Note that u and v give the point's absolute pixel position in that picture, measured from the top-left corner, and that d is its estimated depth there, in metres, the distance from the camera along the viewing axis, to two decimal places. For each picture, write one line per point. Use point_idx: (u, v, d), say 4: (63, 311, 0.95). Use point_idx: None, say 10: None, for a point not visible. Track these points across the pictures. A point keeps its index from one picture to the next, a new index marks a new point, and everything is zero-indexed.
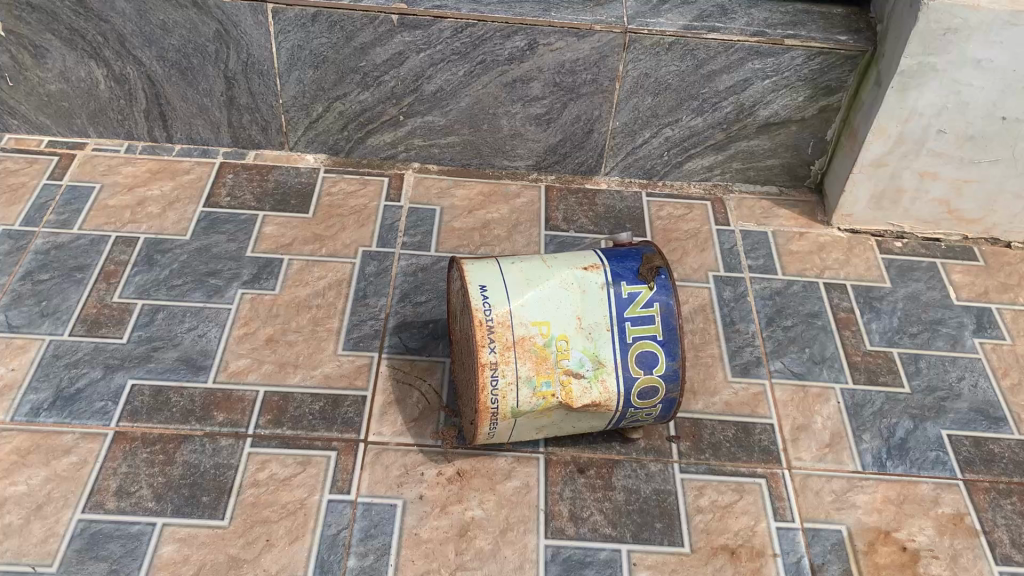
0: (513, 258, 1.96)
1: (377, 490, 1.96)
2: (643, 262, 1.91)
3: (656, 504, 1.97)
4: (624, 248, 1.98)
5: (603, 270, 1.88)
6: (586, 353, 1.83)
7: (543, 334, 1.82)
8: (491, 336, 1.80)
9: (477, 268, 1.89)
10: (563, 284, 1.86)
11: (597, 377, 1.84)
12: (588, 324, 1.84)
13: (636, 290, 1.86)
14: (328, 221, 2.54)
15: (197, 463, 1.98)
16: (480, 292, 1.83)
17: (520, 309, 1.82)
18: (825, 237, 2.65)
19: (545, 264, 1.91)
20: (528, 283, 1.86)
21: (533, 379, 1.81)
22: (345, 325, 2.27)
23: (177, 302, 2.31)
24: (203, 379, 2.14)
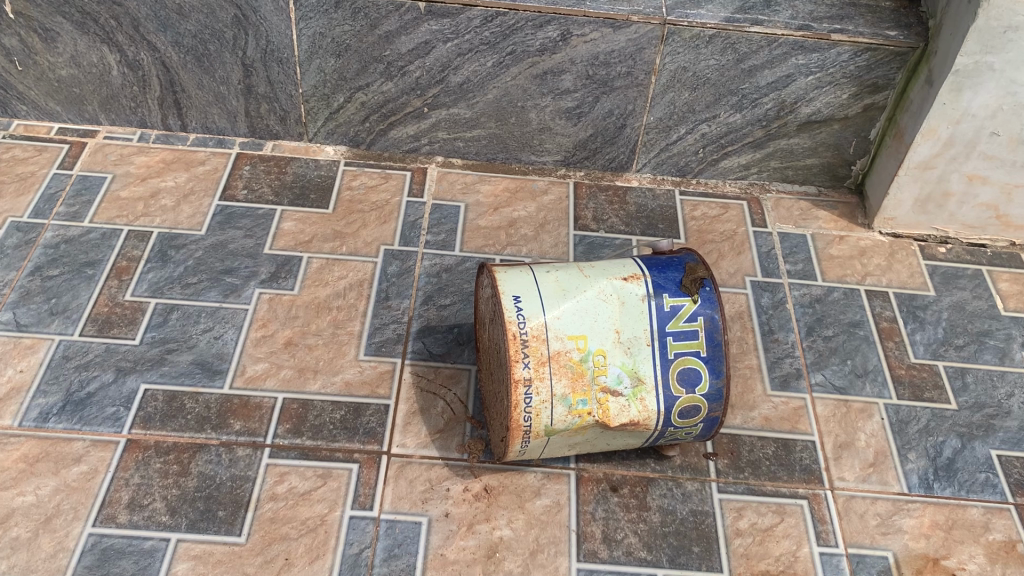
0: (547, 266, 1.86)
1: (401, 507, 1.87)
2: (686, 272, 1.80)
3: (693, 526, 1.89)
4: (664, 256, 1.87)
5: (643, 280, 1.78)
6: (625, 370, 1.73)
7: (579, 348, 1.72)
8: (525, 350, 1.69)
9: (509, 277, 1.78)
10: (602, 295, 1.76)
11: (635, 395, 1.74)
12: (627, 339, 1.74)
13: (680, 303, 1.76)
14: (349, 217, 2.44)
15: (213, 475, 1.89)
16: (514, 303, 1.73)
17: (555, 322, 1.72)
18: (866, 242, 2.54)
19: (582, 273, 1.80)
20: (563, 294, 1.76)
21: (568, 396, 1.71)
22: (367, 329, 2.18)
23: (192, 301, 2.21)
24: (219, 384, 2.05)
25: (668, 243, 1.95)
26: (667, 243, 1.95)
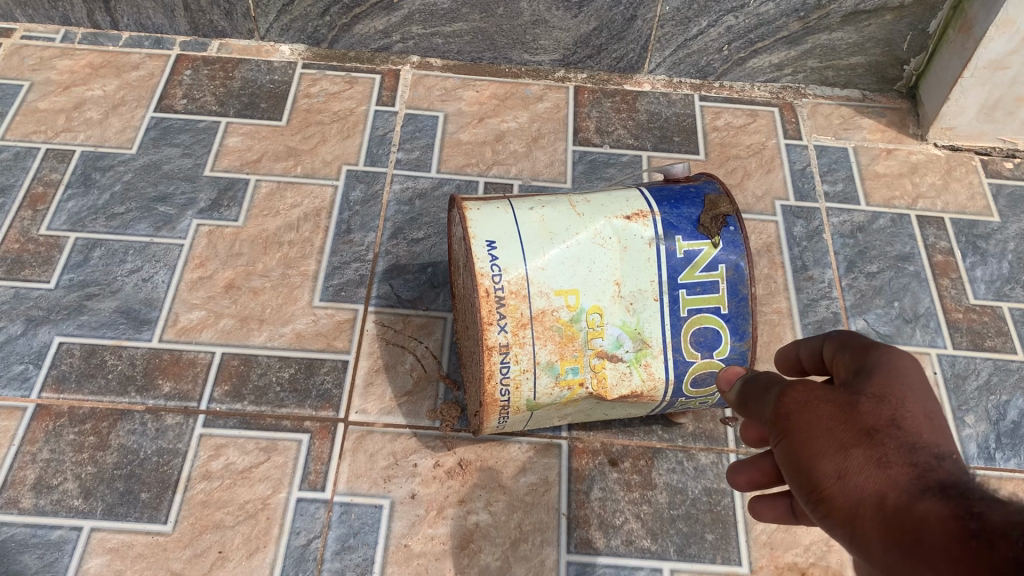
0: (530, 198, 1.48)
1: (358, 487, 1.57)
2: (705, 209, 1.43)
3: (707, 509, 1.58)
4: (677, 187, 1.50)
5: (651, 219, 1.41)
6: (625, 331, 1.39)
7: (569, 306, 1.37)
8: (501, 311, 1.34)
9: (482, 215, 1.41)
10: (598, 238, 1.40)
11: (639, 361, 1.40)
12: (629, 293, 1.39)
13: (696, 247, 1.40)
14: (306, 131, 2.07)
15: (136, 448, 1.59)
16: (487, 250, 1.36)
17: (539, 274, 1.36)
18: (918, 156, 2.15)
19: (574, 210, 1.43)
20: (550, 237, 1.39)
21: (555, 365, 1.38)
22: (324, 268, 1.84)
23: (117, 236, 1.88)
24: (146, 338, 1.73)
25: (686, 168, 1.57)
26: (683, 168, 1.58)
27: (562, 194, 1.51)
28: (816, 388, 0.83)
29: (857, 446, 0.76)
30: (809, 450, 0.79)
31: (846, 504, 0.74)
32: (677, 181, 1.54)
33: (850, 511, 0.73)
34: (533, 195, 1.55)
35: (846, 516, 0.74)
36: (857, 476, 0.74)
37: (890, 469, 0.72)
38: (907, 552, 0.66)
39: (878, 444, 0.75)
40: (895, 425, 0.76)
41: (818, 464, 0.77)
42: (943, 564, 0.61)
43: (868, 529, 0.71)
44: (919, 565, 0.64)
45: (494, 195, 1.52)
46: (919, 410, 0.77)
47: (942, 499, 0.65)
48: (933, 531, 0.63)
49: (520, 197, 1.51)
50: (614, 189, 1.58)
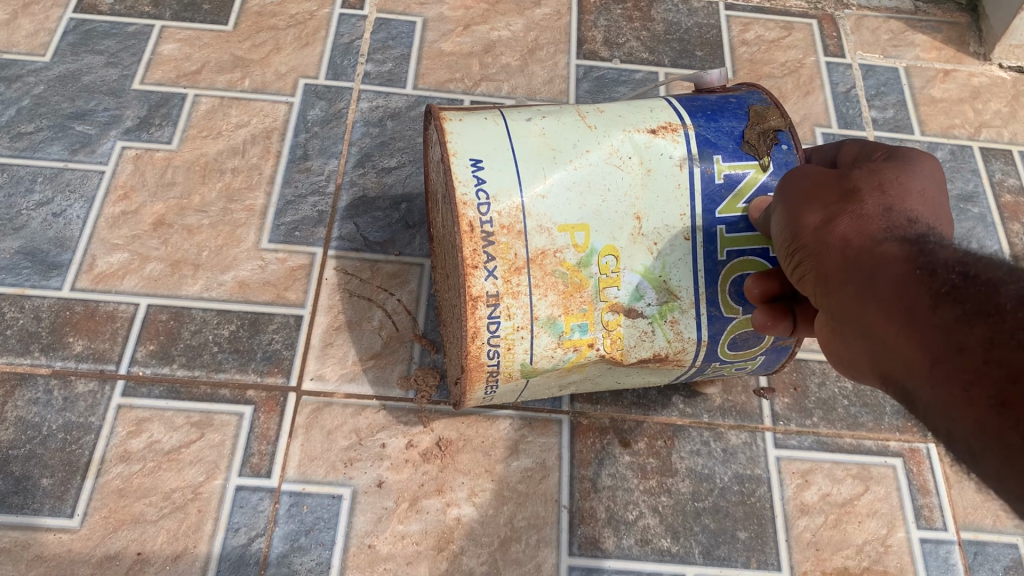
0: (524, 108, 1.16)
1: (312, 473, 1.28)
2: (749, 123, 1.12)
3: (738, 500, 1.30)
4: (711, 96, 1.18)
5: (683, 134, 1.10)
6: (647, 279, 1.08)
7: (577, 244, 1.06)
8: (488, 251, 1.03)
9: (466, 127, 1.09)
10: (615, 158, 1.08)
11: (664, 317, 1.10)
12: (653, 230, 1.08)
13: (740, 170, 1.09)
14: (256, 38, 1.72)
15: (37, 423, 1.29)
16: (471, 171, 1.04)
17: (539, 204, 1.05)
18: (980, 79, 1.83)
19: (582, 123, 1.11)
20: (554, 156, 1.07)
21: (557, 321, 1.07)
22: (274, 203, 1.52)
23: (24, 160, 1.54)
24: (55, 285, 1.41)
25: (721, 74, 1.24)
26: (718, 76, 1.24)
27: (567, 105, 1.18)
28: (812, 167, 0.93)
29: (843, 202, 0.84)
30: (801, 207, 0.88)
31: (819, 245, 0.83)
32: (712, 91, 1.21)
33: (822, 249, 0.83)
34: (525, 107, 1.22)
35: (815, 258, 0.84)
36: (836, 225, 0.82)
37: (865, 222, 0.81)
38: (859, 279, 0.75)
39: (861, 202, 0.83)
40: (882, 193, 0.84)
41: (805, 219, 0.87)
42: (885, 282, 0.71)
43: (832, 268, 0.80)
44: (866, 286, 0.74)
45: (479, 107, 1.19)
46: (909, 184, 0.86)
47: (904, 243, 0.74)
48: (890, 263, 0.72)
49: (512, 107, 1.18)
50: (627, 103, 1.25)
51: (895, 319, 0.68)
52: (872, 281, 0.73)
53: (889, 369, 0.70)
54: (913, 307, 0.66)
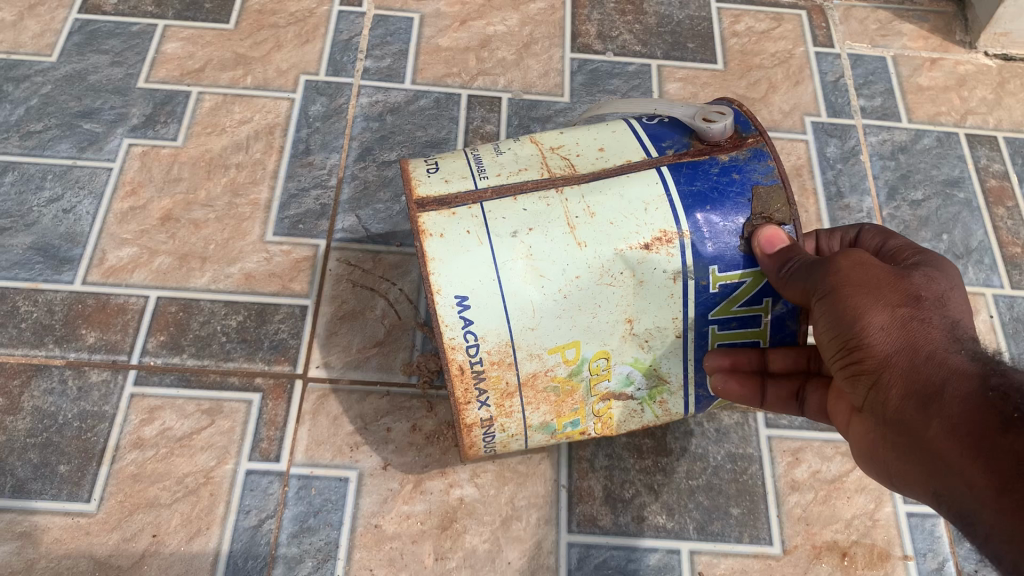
0: (506, 201, 1.02)
1: (320, 456, 1.32)
2: (750, 215, 1.01)
3: (731, 478, 1.35)
4: (713, 163, 1.04)
5: (678, 245, 1.00)
6: (637, 368, 1.07)
7: (567, 362, 1.04)
8: (478, 387, 1.03)
9: (446, 252, 0.98)
10: (605, 277, 1.00)
11: (653, 397, 1.11)
12: (644, 331, 1.04)
13: (736, 278, 1.02)
14: (257, 35, 1.76)
15: (53, 412, 1.34)
16: (456, 313, 0.98)
17: (528, 336, 1.01)
18: (967, 66, 1.87)
19: (571, 233, 1.00)
20: (541, 283, 0.99)
21: (550, 423, 1.11)
22: (278, 197, 1.56)
23: (33, 158, 1.58)
24: (67, 279, 1.46)
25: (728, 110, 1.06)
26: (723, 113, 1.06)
27: (551, 186, 1.04)
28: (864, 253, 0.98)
29: (904, 306, 0.91)
30: (850, 300, 0.93)
31: (877, 346, 0.90)
32: (716, 146, 1.05)
33: (882, 353, 0.89)
34: (502, 167, 1.08)
35: (875, 360, 0.90)
36: (897, 330, 0.89)
37: (929, 330, 0.88)
38: (929, 397, 0.83)
39: (923, 309, 0.90)
40: (938, 303, 0.92)
41: (861, 312, 0.92)
42: (960, 404, 0.79)
43: (896, 376, 0.87)
44: (935, 403, 0.82)
45: (454, 189, 1.04)
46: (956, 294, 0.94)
47: (973, 364, 0.82)
48: (961, 385, 0.80)
49: (492, 192, 1.03)
50: (615, 139, 1.10)
51: (970, 443, 0.76)
52: (945, 399, 0.81)
53: (952, 484, 0.79)
54: (992, 438, 0.74)
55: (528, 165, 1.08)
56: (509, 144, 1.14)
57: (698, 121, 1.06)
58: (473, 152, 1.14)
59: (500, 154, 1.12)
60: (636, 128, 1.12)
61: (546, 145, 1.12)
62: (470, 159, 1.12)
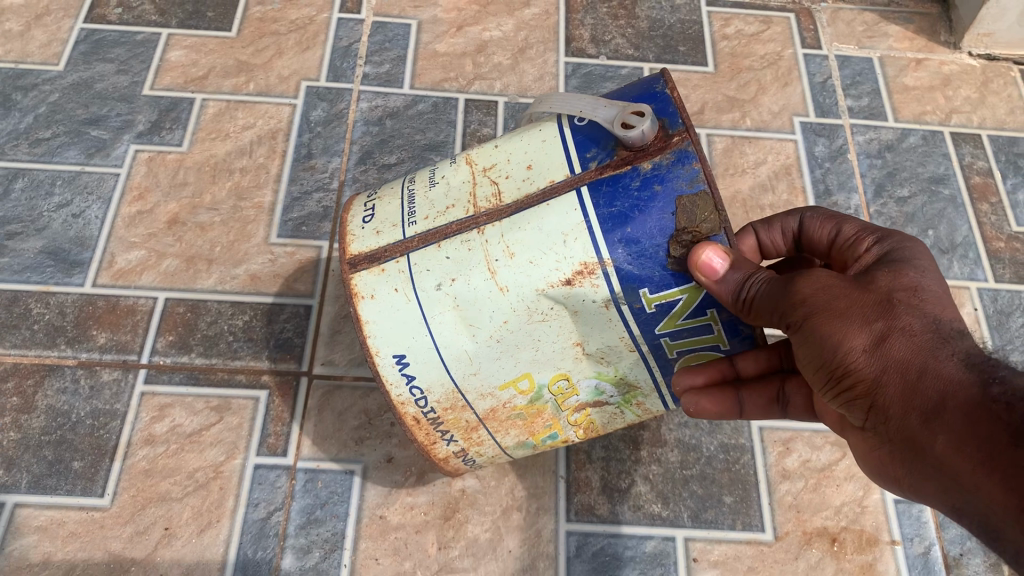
0: (430, 250, 1.01)
1: (326, 451, 1.37)
2: (675, 229, 0.92)
3: (724, 467, 1.39)
4: (635, 173, 0.94)
5: (602, 274, 0.95)
6: (603, 380, 1.05)
7: (522, 392, 1.05)
8: (441, 427, 1.09)
9: (377, 315, 1.01)
10: (535, 314, 0.98)
11: (630, 401, 1.09)
12: (596, 351, 1.01)
13: (671, 295, 0.95)
14: (259, 43, 1.81)
15: (67, 410, 1.38)
16: (398, 371, 1.02)
17: (472, 380, 1.03)
18: (951, 66, 1.92)
19: (492, 278, 0.97)
20: (472, 332, 1.00)
21: (529, 439, 1.14)
22: (281, 200, 1.60)
23: (43, 165, 1.62)
24: (78, 282, 1.50)
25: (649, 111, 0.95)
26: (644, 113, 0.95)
27: (471, 224, 1.00)
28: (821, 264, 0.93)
29: (880, 318, 0.87)
30: (825, 328, 0.89)
31: (862, 368, 0.87)
32: (640, 152, 0.95)
33: (868, 375, 0.86)
34: (433, 205, 1.05)
35: (865, 383, 0.87)
36: (880, 349, 0.86)
37: (913, 340, 0.85)
38: (931, 414, 0.81)
39: (899, 315, 0.87)
40: (913, 300, 0.88)
41: (837, 337, 0.88)
42: (965, 420, 0.78)
43: (891, 398, 0.85)
44: (938, 421, 0.80)
45: (385, 242, 1.04)
46: (926, 282, 0.91)
47: (967, 373, 0.80)
48: (961, 399, 0.79)
49: (418, 241, 1.02)
50: (543, 150, 1.02)
51: (982, 460, 0.76)
52: (947, 416, 0.80)
53: (968, 498, 0.79)
54: (1005, 454, 0.74)
55: (456, 200, 1.04)
56: (446, 171, 1.10)
57: (615, 127, 0.95)
58: (410, 188, 1.11)
59: (434, 186, 1.08)
60: (565, 131, 1.03)
61: (480, 166, 1.07)
62: (405, 199, 1.10)
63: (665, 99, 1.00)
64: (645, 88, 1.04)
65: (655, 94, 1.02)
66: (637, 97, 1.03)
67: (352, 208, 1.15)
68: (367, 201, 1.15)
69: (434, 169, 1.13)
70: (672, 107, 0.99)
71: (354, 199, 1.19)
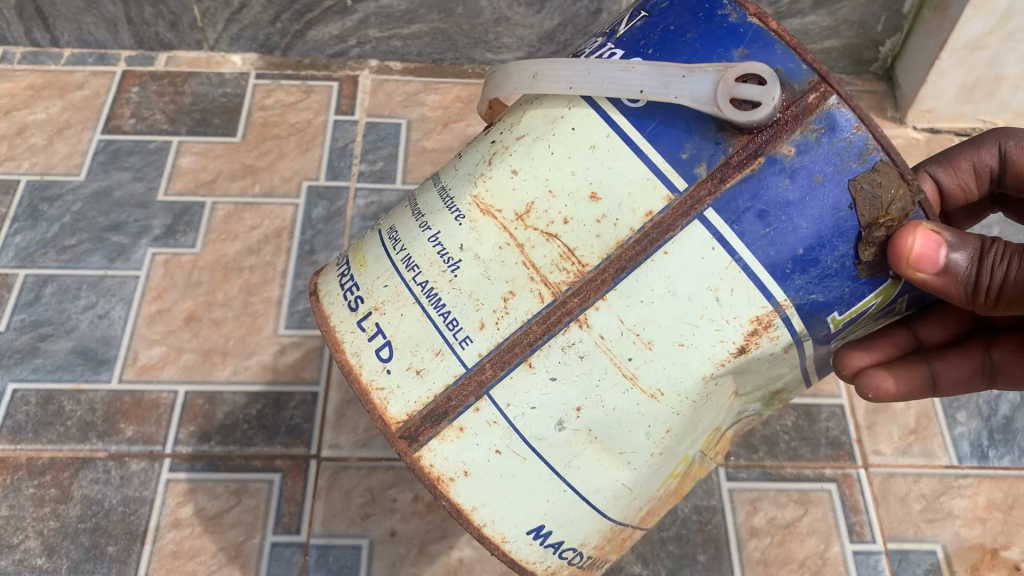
0: (520, 373, 0.97)
1: (335, 527, 1.51)
2: (864, 227, 0.91)
3: (697, 527, 1.53)
4: (781, 170, 0.90)
5: (781, 318, 0.94)
6: (751, 404, 1.09)
7: (680, 473, 1.07)
8: (604, 564, 1.11)
9: (491, 489, 0.99)
10: (696, 404, 0.98)
11: (771, 403, 1.14)
12: (752, 388, 1.04)
13: (864, 304, 0.97)
14: (263, 147, 1.98)
15: (100, 499, 1.52)
16: (539, 544, 1.02)
17: (635, 502, 1.03)
18: (898, 141, 2.10)
19: (638, 389, 0.96)
20: (625, 459, 0.99)
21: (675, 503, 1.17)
22: (288, 294, 1.76)
23: (69, 270, 1.78)
24: (105, 379, 1.65)
25: (767, 74, 0.89)
26: (762, 79, 0.89)
27: (577, 302, 0.95)
28: None
29: None
30: None
31: None
32: (770, 133, 0.90)
33: None
34: (481, 302, 0.98)
35: None
36: None
37: None
38: None
39: None
40: None
41: None
42: None
43: None
44: None
45: (437, 385, 0.99)
46: None
47: None
48: None
49: (491, 367, 0.97)
50: (608, 165, 0.95)
51: None
52: None
53: None
54: None
55: (512, 278, 0.98)
56: (462, 235, 1.01)
57: (726, 109, 0.89)
58: (418, 283, 1.02)
59: (459, 269, 1.00)
60: (621, 119, 0.95)
61: (509, 213, 0.99)
62: (424, 301, 1.01)
63: (759, 36, 0.93)
64: (705, 14, 0.97)
65: (731, 25, 0.95)
66: (704, 34, 0.95)
67: (348, 337, 1.05)
68: (367, 319, 1.04)
69: (432, 236, 1.03)
70: (775, 43, 0.92)
71: (338, 312, 1.08)
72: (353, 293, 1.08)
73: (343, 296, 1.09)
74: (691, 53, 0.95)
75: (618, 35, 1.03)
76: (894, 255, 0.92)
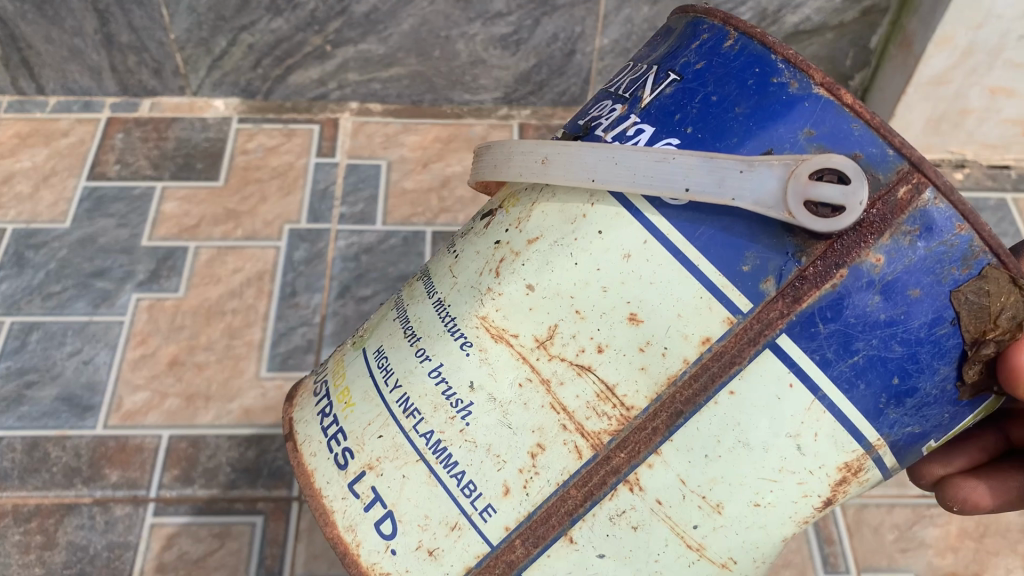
0: (560, 546, 0.89)
1: (317, 569, 1.53)
2: (967, 345, 0.82)
3: None
4: (868, 283, 0.80)
5: (873, 459, 0.85)
6: None
7: None
8: None
9: None
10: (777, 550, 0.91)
11: None
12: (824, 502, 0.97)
13: (964, 424, 0.89)
14: (245, 190, 2.02)
15: (85, 544, 1.55)
16: None
17: None
18: None
19: (707, 556, 0.88)
20: None
21: None
22: (269, 336, 1.79)
23: (54, 317, 1.81)
24: (90, 425, 1.68)
25: (850, 169, 0.78)
26: (845, 177, 0.78)
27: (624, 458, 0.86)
28: None
29: None
30: None
31: None
32: (852, 238, 0.80)
33: None
34: (504, 460, 0.89)
35: None
36: None
37: None
38: None
39: None
40: None
41: None
42: None
43: None
44: None
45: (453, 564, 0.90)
46: None
47: None
48: None
49: (522, 544, 0.89)
50: (651, 285, 0.85)
51: None
52: None
53: None
54: None
55: (540, 424, 0.89)
56: (472, 370, 0.92)
57: (801, 212, 0.79)
58: (422, 434, 0.93)
59: (472, 417, 0.91)
60: (668, 226, 0.84)
61: (531, 343, 0.91)
62: (433, 460, 0.91)
63: (830, 111, 0.82)
64: (756, 82, 0.85)
65: (792, 97, 0.83)
66: (756, 108, 0.84)
67: (340, 505, 0.96)
68: (360, 481, 0.95)
69: (435, 369, 0.94)
70: (852, 121, 0.81)
71: (322, 470, 0.99)
72: (340, 444, 0.98)
73: (327, 446, 1.00)
74: (745, 130, 0.84)
75: (643, 104, 0.91)
76: (1001, 373, 0.84)
